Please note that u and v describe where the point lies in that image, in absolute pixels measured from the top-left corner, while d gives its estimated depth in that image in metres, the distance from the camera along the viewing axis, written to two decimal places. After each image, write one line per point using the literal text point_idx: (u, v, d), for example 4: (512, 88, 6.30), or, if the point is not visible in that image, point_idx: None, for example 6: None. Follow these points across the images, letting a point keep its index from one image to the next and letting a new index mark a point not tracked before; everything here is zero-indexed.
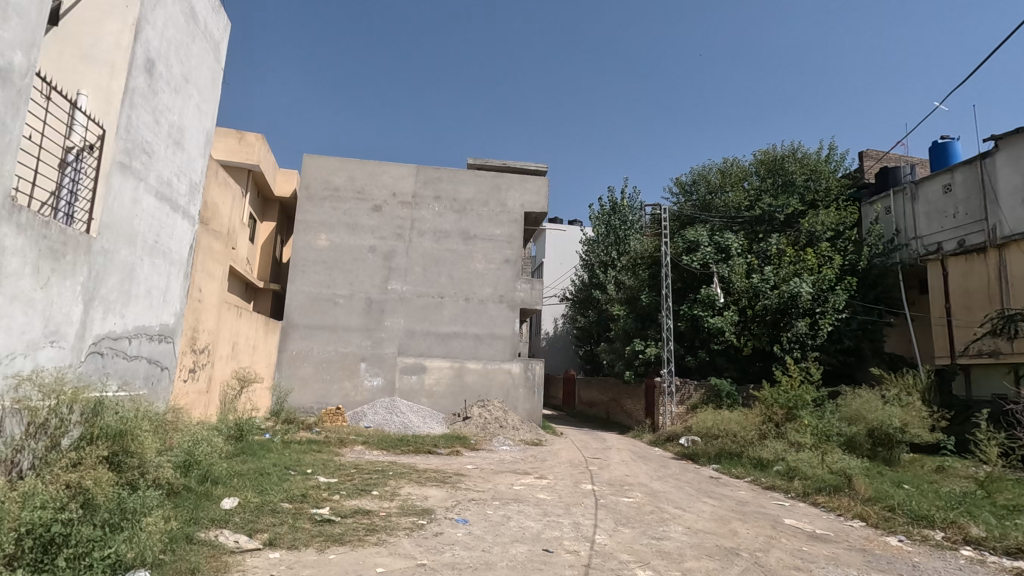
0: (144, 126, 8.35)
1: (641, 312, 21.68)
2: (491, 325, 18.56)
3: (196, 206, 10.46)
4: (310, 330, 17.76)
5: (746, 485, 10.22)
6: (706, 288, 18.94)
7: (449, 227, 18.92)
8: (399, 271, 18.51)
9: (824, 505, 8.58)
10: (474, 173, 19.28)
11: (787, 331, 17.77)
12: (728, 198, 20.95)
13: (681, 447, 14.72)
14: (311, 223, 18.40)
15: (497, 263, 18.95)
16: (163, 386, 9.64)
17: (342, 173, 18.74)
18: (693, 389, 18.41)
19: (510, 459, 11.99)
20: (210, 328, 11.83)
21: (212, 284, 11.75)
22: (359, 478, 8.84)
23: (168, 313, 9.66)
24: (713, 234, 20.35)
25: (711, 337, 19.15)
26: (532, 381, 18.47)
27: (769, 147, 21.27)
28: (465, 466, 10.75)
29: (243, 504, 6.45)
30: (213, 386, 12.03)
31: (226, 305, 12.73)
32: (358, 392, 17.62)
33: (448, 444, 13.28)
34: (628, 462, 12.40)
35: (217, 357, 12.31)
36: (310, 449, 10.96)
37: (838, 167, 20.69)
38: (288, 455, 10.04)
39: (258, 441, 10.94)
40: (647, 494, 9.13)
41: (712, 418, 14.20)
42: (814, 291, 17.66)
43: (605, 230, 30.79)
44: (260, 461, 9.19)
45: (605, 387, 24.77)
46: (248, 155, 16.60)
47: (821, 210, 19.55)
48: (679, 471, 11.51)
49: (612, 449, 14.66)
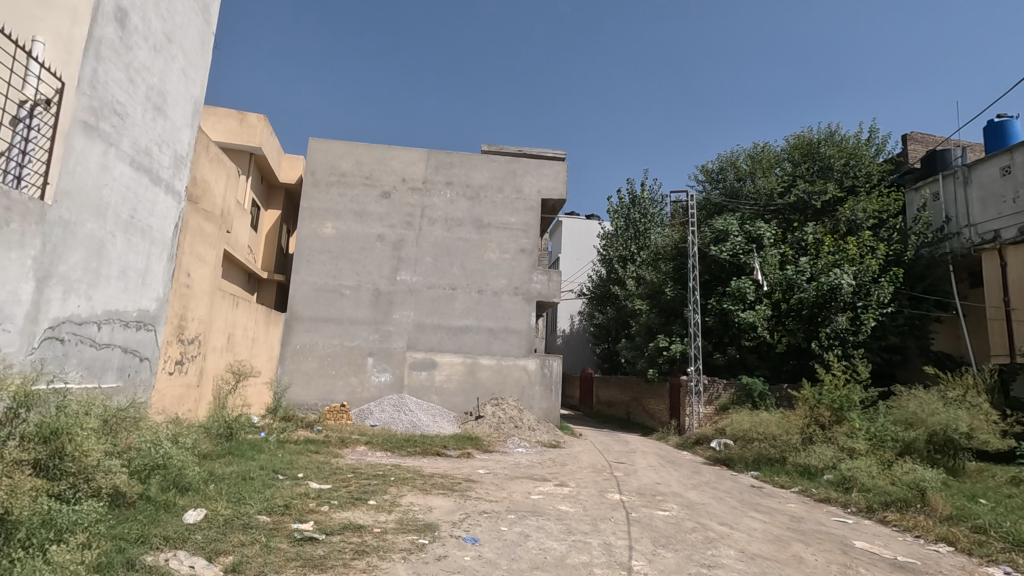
0: (116, 84, 7.42)
1: (665, 307, 20.44)
2: (506, 319, 17.47)
3: (182, 180, 9.51)
4: (315, 323, 16.83)
5: (795, 497, 8.98)
6: (737, 280, 17.67)
7: (462, 214, 17.87)
8: (409, 261, 17.49)
9: (895, 524, 7.33)
10: (488, 158, 18.20)
11: (825, 327, 16.44)
12: (759, 185, 19.54)
13: (712, 451, 13.49)
14: (316, 210, 17.46)
15: (513, 253, 17.85)
16: (143, 378, 8.74)
17: (349, 157, 17.78)
18: (723, 388, 17.15)
19: (526, 462, 10.89)
20: (201, 318, 10.92)
21: (203, 269, 10.83)
22: (356, 484, 7.79)
23: (148, 299, 8.72)
24: (743, 223, 19.01)
25: (742, 333, 17.88)
26: (548, 379, 17.32)
27: (803, 131, 19.82)
28: (477, 471, 9.66)
29: (210, 518, 5.41)
30: (204, 380, 11.13)
31: (220, 294, 11.81)
32: (365, 388, 16.66)
33: (458, 445, 12.24)
34: (656, 468, 11.21)
35: (209, 349, 11.40)
36: (306, 451, 9.98)
37: (879, 151, 19.17)
38: (281, 457, 9.04)
39: (250, 441, 9.97)
40: (684, 507, 7.95)
41: (748, 420, 12.93)
42: (855, 283, 16.32)
43: (624, 224, 29.51)
44: (245, 464, 8.17)
45: (625, 386, 23.53)
46: (249, 137, 15.69)
47: (862, 197, 18.09)
48: (714, 478, 10.25)
49: (637, 452, 13.47)
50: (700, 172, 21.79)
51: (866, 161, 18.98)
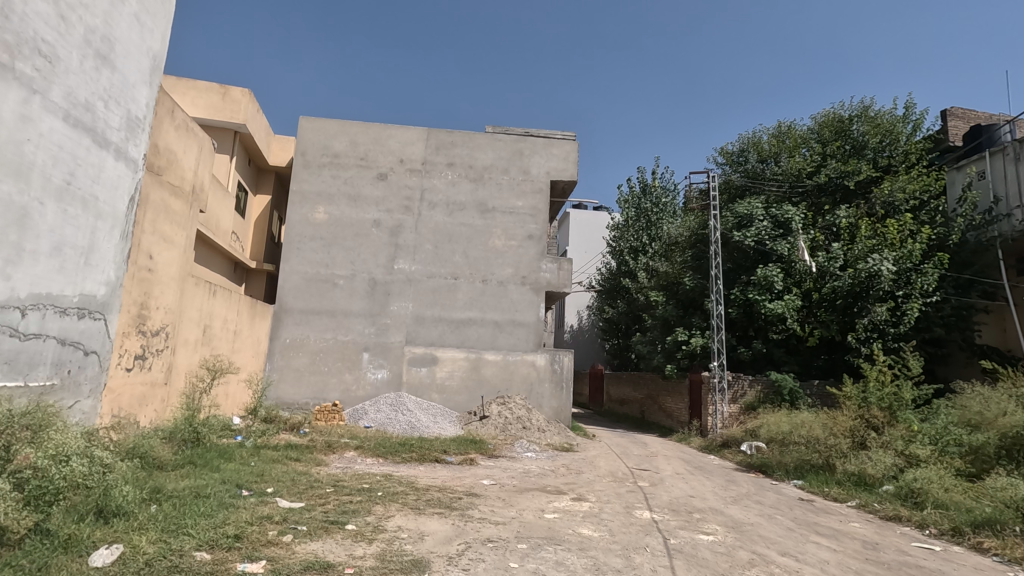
0: (40, 18, 6.12)
1: (684, 298, 18.99)
2: (512, 310, 16.13)
3: (138, 146, 8.20)
4: (306, 315, 15.56)
5: (856, 514, 7.60)
6: (763, 268, 16.18)
7: (464, 198, 16.52)
8: (407, 249, 16.17)
9: (996, 554, 5.94)
10: (492, 137, 16.85)
11: (862, 318, 15.02)
12: (786, 166, 18.04)
13: (743, 455, 12.07)
14: (308, 193, 16.17)
15: (520, 240, 16.50)
16: (89, 376, 7.48)
17: (343, 137, 16.48)
18: (748, 385, 15.78)
19: (537, 470, 9.54)
20: (169, 307, 9.66)
21: (170, 252, 9.54)
22: (335, 502, 6.45)
23: (95, 282, 7.44)
24: (769, 207, 17.54)
25: (769, 326, 16.46)
26: (559, 376, 15.96)
27: (833, 107, 18.30)
28: (481, 482, 8.34)
29: (126, 560, 4.10)
30: (172, 377, 9.88)
31: (193, 280, 10.53)
32: (360, 385, 15.38)
33: (460, 450, 10.90)
34: (685, 477, 9.83)
35: (180, 342, 10.15)
36: (285, 459, 8.67)
37: (917, 128, 17.63)
38: (251, 467, 7.74)
39: (220, 447, 8.70)
40: (730, 529, 6.56)
41: (786, 422, 11.56)
42: (896, 270, 14.88)
43: (635, 214, 28.07)
44: (202, 477, 6.84)
45: (639, 384, 22.17)
46: (232, 113, 14.41)
47: (901, 177, 16.60)
48: (753, 489, 8.85)
49: (659, 457, 12.13)
50: (721, 154, 20.23)
51: (903, 138, 17.45)
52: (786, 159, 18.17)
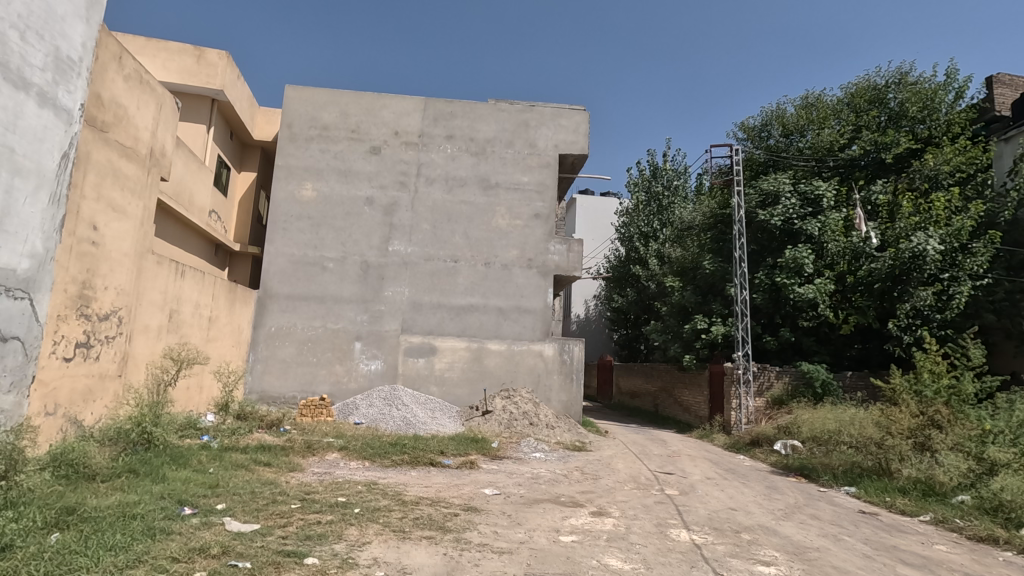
0: None
1: (703, 283, 17.54)
2: (518, 296, 14.79)
3: (71, 93, 6.87)
4: (293, 302, 14.26)
5: (937, 534, 6.27)
6: (792, 249, 14.71)
7: (465, 173, 15.15)
8: (402, 229, 14.83)
9: None
10: (496, 107, 15.45)
11: (903, 303, 13.63)
12: (815, 139, 16.53)
13: (777, 456, 10.70)
14: (294, 168, 14.83)
15: (526, 219, 15.13)
16: (8, 367, 6.19)
17: (333, 107, 15.10)
18: (775, 376, 14.43)
19: (548, 476, 8.21)
20: (123, 288, 8.38)
21: (122, 224, 8.21)
22: (297, 525, 5.14)
23: (13, 253, 6.14)
24: (797, 183, 16.06)
25: (798, 313, 15.07)
26: (569, 367, 14.64)
27: (866, 75, 16.75)
28: (481, 492, 7.02)
29: None
30: (129, 368, 8.62)
31: (154, 258, 9.22)
32: (351, 377, 14.11)
33: (459, 450, 9.62)
34: (718, 483, 8.52)
35: (138, 329, 8.86)
36: (252, 464, 7.36)
37: (960, 96, 16.07)
38: (205, 476, 6.43)
39: (177, 450, 7.44)
40: (795, 557, 5.22)
41: (833, 421, 10.15)
42: (942, 250, 13.45)
43: (645, 198, 26.55)
44: (133, 492, 5.52)
45: (652, 376, 20.86)
46: (209, 77, 13.04)
47: (944, 148, 15.10)
48: (802, 500, 7.50)
49: (683, 457, 10.83)
50: (742, 129, 18.57)
51: (946, 108, 15.93)
52: (815, 131, 16.64)
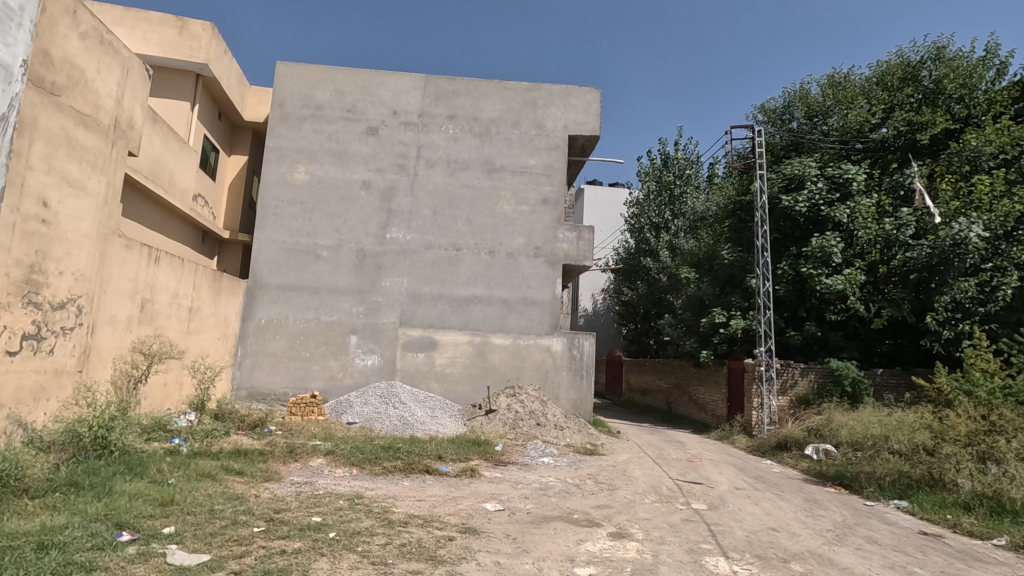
0: None
1: (721, 275, 16.43)
2: (524, 287, 13.84)
3: (9, 46, 5.95)
4: (284, 292, 13.37)
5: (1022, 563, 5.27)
6: (818, 237, 13.67)
7: (468, 155, 14.19)
8: (401, 215, 13.89)
9: None
10: (501, 85, 14.44)
11: (942, 295, 12.56)
12: (843, 120, 15.40)
13: (810, 462, 9.74)
14: (286, 150, 13.90)
15: (533, 205, 14.15)
16: None
17: (327, 85, 14.14)
18: (800, 374, 13.43)
19: (558, 487, 7.26)
20: (83, 273, 7.48)
21: (80, 201, 7.31)
22: (256, 556, 4.22)
23: None
24: (824, 166, 14.92)
25: (825, 305, 13.99)
26: (579, 363, 13.68)
27: (898, 51, 15.58)
28: (482, 508, 6.07)
29: None
30: (91, 363, 7.74)
31: (122, 241, 8.32)
32: (346, 373, 13.22)
33: (459, 455, 8.70)
34: (750, 494, 7.54)
35: (102, 320, 7.97)
36: (221, 474, 6.45)
37: (1002, 72, 14.87)
38: (160, 489, 5.52)
39: (138, 456, 6.55)
40: None
41: (877, 426, 9.05)
42: (987, 237, 12.36)
43: (656, 188, 25.41)
44: (62, 513, 4.59)
45: (664, 372, 19.88)
46: (192, 50, 12.09)
47: (985, 127, 13.94)
48: (851, 518, 6.54)
49: (705, 463, 9.86)
50: (762, 111, 17.44)
51: (985, 85, 14.76)
52: (843, 111, 15.47)
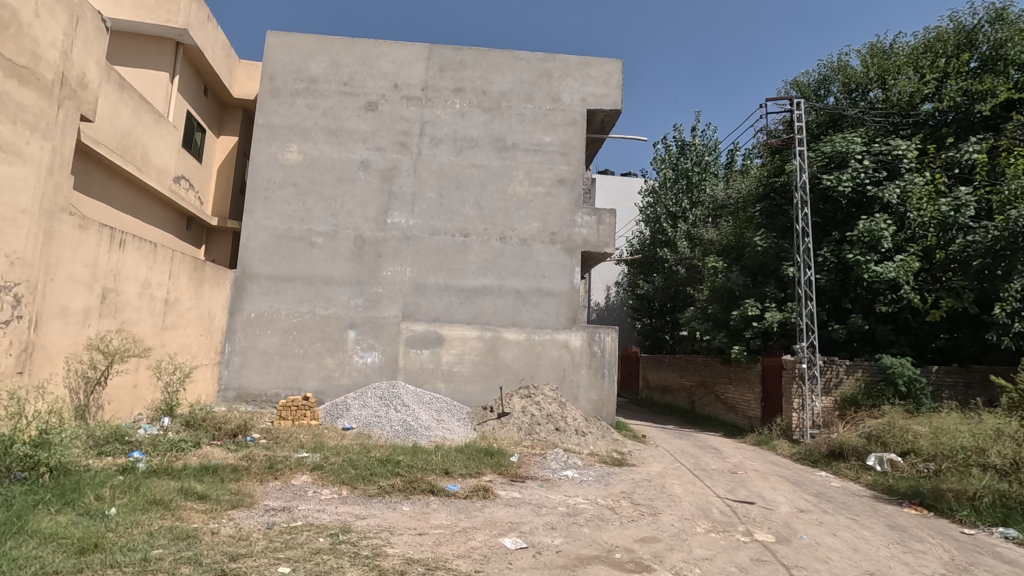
0: None
1: (752, 264, 15.00)
2: (539, 276, 12.56)
3: None
4: (275, 283, 12.17)
5: None
6: (865, 220, 12.32)
7: (476, 132, 12.91)
8: (403, 198, 12.64)
9: None
10: (512, 55, 13.10)
11: (1012, 283, 11.07)
12: (889, 93, 14.01)
13: (874, 475, 8.42)
14: (277, 128, 12.67)
15: (548, 185, 12.86)
16: None
17: (322, 56, 12.88)
18: (846, 371, 12.09)
19: (589, 512, 5.98)
20: (22, 255, 6.26)
21: (14, 168, 6.09)
22: None
23: None
24: (870, 143, 13.49)
25: (872, 297, 12.67)
26: (600, 360, 12.40)
27: (952, 15, 14.07)
28: (499, 545, 4.81)
29: None
30: (35, 362, 6.58)
31: (75, 220, 7.10)
32: (344, 372, 12.02)
33: (469, 468, 7.45)
34: (822, 520, 6.22)
35: (50, 312, 6.79)
36: (178, 500, 5.22)
37: None
38: (89, 527, 4.28)
39: (75, 476, 5.32)
40: None
41: (965, 436, 7.67)
42: None
43: (673, 175, 24.01)
44: None
45: (686, 370, 18.58)
46: (170, 14, 10.88)
47: None
48: (960, 555, 5.24)
49: (753, 475, 8.56)
50: (795, 87, 16.00)
51: None
52: (889, 83, 14.07)
